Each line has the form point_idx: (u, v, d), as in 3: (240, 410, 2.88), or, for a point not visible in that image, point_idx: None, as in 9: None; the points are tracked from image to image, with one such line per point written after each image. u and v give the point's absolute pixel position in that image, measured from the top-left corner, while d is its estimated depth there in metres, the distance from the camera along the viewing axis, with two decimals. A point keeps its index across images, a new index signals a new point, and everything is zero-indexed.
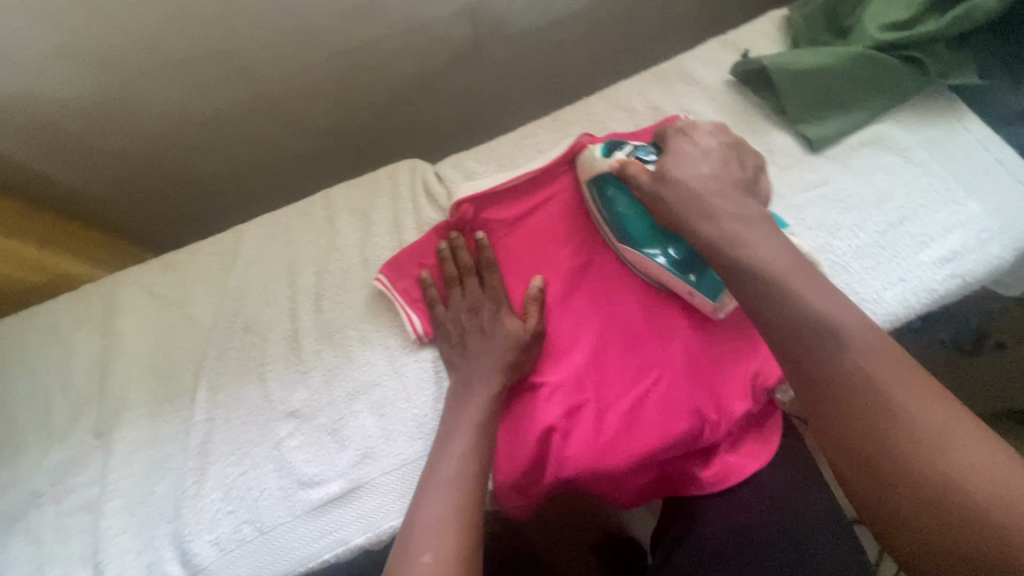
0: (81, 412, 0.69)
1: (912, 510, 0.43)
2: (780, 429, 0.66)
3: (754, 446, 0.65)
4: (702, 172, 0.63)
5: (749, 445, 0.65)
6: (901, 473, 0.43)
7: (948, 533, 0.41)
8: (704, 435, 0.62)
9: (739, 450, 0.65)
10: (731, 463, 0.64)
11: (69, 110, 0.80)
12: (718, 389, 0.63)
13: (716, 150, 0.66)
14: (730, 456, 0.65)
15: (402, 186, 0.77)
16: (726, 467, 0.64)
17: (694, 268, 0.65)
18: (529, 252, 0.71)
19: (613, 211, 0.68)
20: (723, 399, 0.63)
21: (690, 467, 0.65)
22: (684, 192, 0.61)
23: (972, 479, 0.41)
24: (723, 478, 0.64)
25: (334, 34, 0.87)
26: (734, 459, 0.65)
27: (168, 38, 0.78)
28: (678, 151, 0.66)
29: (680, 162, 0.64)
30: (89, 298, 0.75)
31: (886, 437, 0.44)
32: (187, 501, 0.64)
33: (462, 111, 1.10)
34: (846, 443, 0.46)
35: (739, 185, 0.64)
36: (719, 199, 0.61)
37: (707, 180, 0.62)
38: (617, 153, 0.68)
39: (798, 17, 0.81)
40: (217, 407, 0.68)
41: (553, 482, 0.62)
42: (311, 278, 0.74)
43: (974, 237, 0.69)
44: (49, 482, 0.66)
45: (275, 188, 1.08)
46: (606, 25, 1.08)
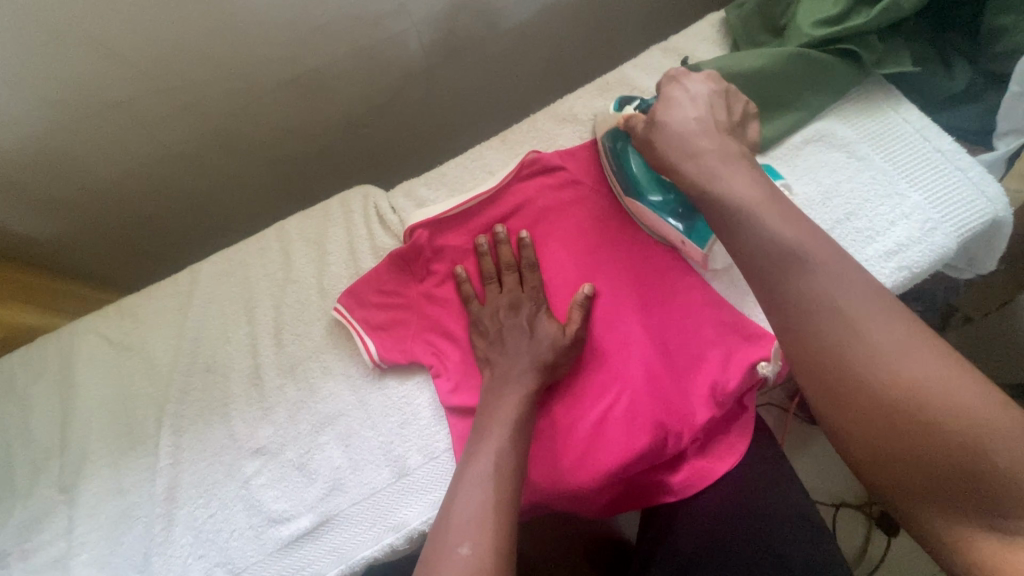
0: (43, 467, 0.68)
1: (903, 455, 0.41)
2: (747, 430, 0.67)
3: (722, 448, 0.67)
4: (689, 115, 0.63)
5: (716, 447, 0.67)
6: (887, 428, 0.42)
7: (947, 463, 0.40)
8: (669, 446, 0.63)
9: (707, 453, 0.66)
10: (699, 466, 0.66)
11: (13, 161, 0.79)
12: (681, 400, 0.64)
13: (705, 96, 0.65)
14: (699, 460, 0.66)
15: (355, 214, 0.77)
16: (694, 471, 0.66)
17: (685, 216, 0.67)
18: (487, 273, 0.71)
19: (622, 163, 0.71)
20: (688, 408, 0.63)
21: (660, 476, 0.66)
22: (670, 135, 0.63)
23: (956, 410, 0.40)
24: (693, 483, 0.65)
25: (279, 64, 0.86)
26: (703, 462, 0.66)
27: (107, 82, 0.77)
28: (669, 97, 0.66)
29: (669, 109, 0.64)
30: (44, 350, 0.74)
31: (866, 379, 0.43)
32: (158, 548, 0.63)
33: (420, 128, 1.10)
34: (836, 406, 0.45)
35: (724, 127, 0.63)
36: (705, 139, 0.61)
37: (692, 123, 0.62)
38: (627, 108, 0.72)
39: (734, 19, 0.82)
40: (182, 451, 0.68)
41: (527, 504, 0.64)
42: (269, 313, 0.74)
43: (919, 228, 0.70)
44: (14, 542, 0.65)
45: (235, 219, 1.07)
46: (555, 36, 1.09)
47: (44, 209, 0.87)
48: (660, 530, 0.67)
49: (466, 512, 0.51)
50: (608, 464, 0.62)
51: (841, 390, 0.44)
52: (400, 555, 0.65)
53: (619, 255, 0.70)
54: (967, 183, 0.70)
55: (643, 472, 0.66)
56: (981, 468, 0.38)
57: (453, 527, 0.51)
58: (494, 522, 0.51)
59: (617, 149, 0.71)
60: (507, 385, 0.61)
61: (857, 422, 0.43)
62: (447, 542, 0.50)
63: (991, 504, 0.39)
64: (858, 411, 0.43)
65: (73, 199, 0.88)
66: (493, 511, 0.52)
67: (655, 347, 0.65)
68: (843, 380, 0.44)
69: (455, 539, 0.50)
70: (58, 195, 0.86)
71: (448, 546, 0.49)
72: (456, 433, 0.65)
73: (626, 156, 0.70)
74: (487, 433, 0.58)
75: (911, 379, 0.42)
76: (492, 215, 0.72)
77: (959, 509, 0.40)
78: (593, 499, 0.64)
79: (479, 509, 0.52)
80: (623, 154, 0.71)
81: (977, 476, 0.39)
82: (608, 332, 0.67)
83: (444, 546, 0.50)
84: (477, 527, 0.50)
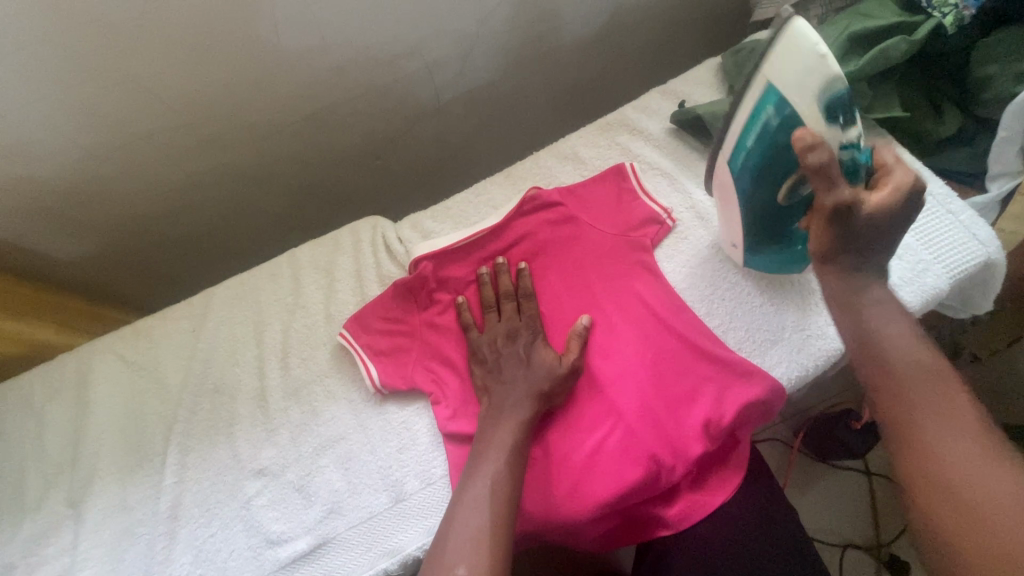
0: (54, 482, 0.70)
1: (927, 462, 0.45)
2: (743, 464, 0.68)
3: (716, 481, 0.67)
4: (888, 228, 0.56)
5: (711, 480, 0.67)
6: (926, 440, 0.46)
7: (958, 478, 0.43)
8: (661, 478, 0.63)
9: (703, 486, 0.67)
10: (694, 500, 0.66)
11: (46, 188, 0.84)
12: (674, 433, 0.64)
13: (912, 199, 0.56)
14: (694, 492, 0.66)
15: (364, 244, 0.81)
16: (689, 505, 0.66)
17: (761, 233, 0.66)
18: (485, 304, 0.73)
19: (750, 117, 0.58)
20: (681, 441, 0.64)
21: (655, 510, 0.66)
22: (846, 221, 0.53)
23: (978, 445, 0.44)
24: (687, 516, 0.65)
25: (297, 102, 0.91)
26: (698, 494, 0.66)
27: (137, 117, 0.82)
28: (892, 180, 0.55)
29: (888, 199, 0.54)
30: (62, 367, 0.77)
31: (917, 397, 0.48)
32: (158, 567, 0.65)
33: (430, 162, 1.15)
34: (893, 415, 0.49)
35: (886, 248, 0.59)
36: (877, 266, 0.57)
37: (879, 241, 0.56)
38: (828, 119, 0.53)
39: (731, 65, 0.85)
40: (188, 469, 0.70)
41: (522, 532, 0.64)
42: (277, 336, 0.77)
43: (909, 267, 0.71)
44: (21, 555, 0.66)
45: (249, 244, 1.11)
46: (562, 77, 1.13)
47: (72, 232, 0.92)
48: (655, 565, 0.67)
49: (462, 534, 0.53)
50: (596, 496, 0.62)
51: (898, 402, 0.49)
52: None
53: (611, 289, 0.72)
54: (958, 225, 0.72)
55: (637, 505, 0.66)
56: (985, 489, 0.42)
57: (451, 550, 0.52)
58: (488, 545, 0.53)
59: (770, 126, 0.55)
60: (505, 410, 0.63)
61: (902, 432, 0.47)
62: (444, 564, 0.52)
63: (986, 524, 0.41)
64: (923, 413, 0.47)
65: (99, 224, 0.93)
66: (490, 533, 0.53)
67: (646, 379, 0.66)
68: (917, 390, 0.48)
69: (452, 561, 0.52)
70: (85, 219, 0.91)
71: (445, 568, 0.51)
72: (452, 460, 0.66)
73: (773, 144, 0.56)
74: (484, 455, 0.59)
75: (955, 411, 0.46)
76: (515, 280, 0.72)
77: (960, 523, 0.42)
78: (583, 532, 0.65)
79: (475, 531, 0.53)
80: (773, 140, 0.56)
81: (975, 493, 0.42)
82: (600, 364, 0.68)
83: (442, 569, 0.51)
84: (474, 550, 0.52)
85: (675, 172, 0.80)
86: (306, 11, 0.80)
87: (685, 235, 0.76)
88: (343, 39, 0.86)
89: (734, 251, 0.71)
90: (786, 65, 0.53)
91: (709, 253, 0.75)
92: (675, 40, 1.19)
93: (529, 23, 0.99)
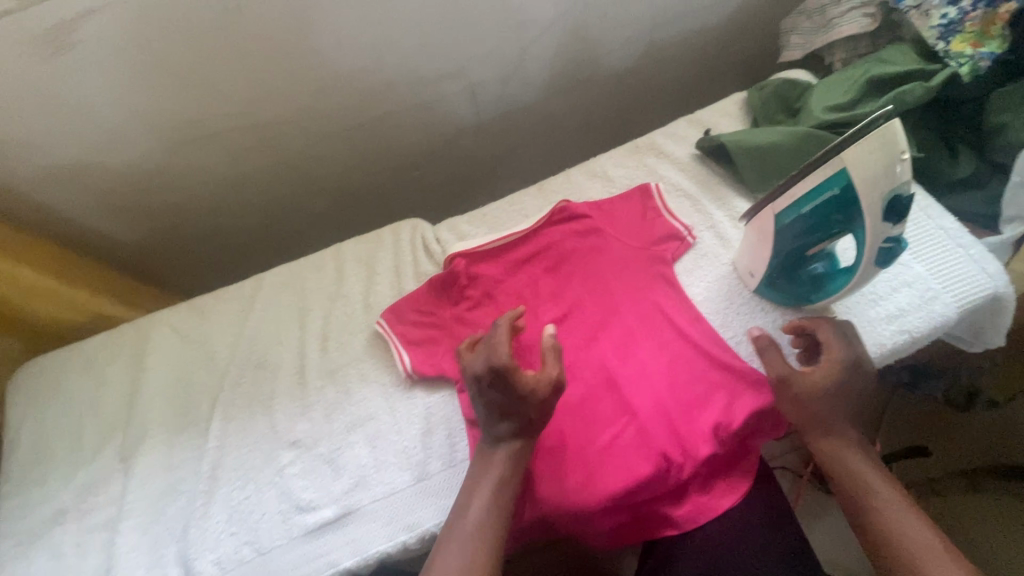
0: (108, 437, 0.77)
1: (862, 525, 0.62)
2: (751, 473, 0.71)
3: (723, 486, 0.70)
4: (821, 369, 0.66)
5: (719, 485, 0.70)
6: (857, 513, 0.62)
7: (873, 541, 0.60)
8: (672, 475, 0.67)
9: (711, 490, 0.70)
10: (701, 501, 0.69)
11: (121, 174, 0.93)
12: (686, 433, 0.68)
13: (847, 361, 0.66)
14: (701, 495, 0.70)
15: (403, 242, 0.87)
16: (697, 505, 0.69)
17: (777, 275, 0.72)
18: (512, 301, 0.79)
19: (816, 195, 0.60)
20: (692, 441, 0.68)
21: (663, 507, 0.69)
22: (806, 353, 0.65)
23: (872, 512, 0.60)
24: (694, 515, 0.69)
25: (351, 111, 1.00)
26: (705, 497, 0.69)
27: (209, 116, 0.91)
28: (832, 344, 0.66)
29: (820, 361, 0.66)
30: (123, 335, 0.84)
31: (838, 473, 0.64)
32: (195, 521, 0.70)
33: (465, 175, 1.22)
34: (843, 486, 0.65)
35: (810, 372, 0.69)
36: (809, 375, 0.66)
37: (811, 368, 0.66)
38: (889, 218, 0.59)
39: (756, 99, 0.91)
40: (229, 435, 0.75)
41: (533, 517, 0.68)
42: (319, 321, 0.83)
43: (919, 296, 0.74)
44: (75, 501, 0.73)
45: (294, 239, 1.20)
46: (596, 103, 1.21)
47: (140, 216, 1.01)
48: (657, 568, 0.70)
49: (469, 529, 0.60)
50: (602, 488, 0.66)
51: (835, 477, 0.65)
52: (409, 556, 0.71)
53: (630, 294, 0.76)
54: (969, 259, 0.75)
55: (643, 503, 0.69)
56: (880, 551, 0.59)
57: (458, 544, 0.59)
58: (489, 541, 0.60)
59: (829, 200, 0.59)
60: None
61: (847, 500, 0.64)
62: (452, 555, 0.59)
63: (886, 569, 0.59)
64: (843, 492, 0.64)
65: (164, 209, 1.02)
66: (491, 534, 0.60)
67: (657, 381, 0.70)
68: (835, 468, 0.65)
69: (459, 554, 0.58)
70: (152, 205, 1.00)
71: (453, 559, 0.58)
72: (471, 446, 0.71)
73: (826, 216, 0.61)
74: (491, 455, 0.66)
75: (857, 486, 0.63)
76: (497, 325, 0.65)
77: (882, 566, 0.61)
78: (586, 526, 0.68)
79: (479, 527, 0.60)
80: (827, 211, 0.60)
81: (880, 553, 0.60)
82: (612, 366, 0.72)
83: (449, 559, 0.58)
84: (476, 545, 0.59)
85: (698, 195, 0.85)
86: (364, 30, 0.89)
87: (705, 252, 0.81)
88: (394, 58, 0.95)
89: (749, 279, 0.76)
90: (866, 160, 0.56)
91: (726, 270, 0.79)
92: (704, 73, 1.26)
93: (566, 52, 1.07)
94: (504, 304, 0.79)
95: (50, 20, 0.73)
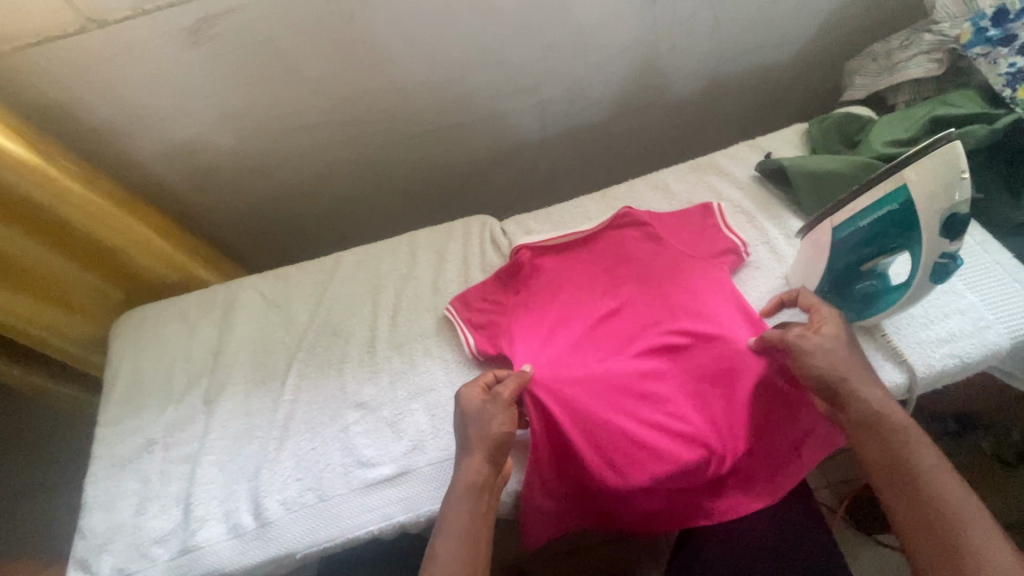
0: (195, 381, 0.85)
1: (901, 507, 0.57)
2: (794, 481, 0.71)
3: (761, 488, 0.72)
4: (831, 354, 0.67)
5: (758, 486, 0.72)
6: (901, 490, 0.58)
7: (922, 520, 0.56)
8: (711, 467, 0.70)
9: (748, 490, 0.72)
10: (737, 498, 0.71)
11: (227, 154, 1.05)
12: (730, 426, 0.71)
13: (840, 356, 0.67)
14: (739, 492, 0.72)
15: (473, 233, 0.94)
16: (732, 501, 0.71)
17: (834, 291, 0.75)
18: (570, 290, 0.83)
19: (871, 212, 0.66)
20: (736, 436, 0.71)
21: (700, 499, 0.71)
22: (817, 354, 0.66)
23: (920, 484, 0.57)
24: (730, 510, 0.71)
25: (433, 115, 1.10)
26: (743, 496, 0.72)
27: (310, 110, 1.02)
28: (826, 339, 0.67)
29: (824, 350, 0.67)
30: (214, 293, 0.93)
31: (876, 447, 0.61)
32: (267, 464, 0.76)
33: (525, 180, 1.31)
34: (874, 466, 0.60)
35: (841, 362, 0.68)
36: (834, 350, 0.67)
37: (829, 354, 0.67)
38: (947, 237, 0.61)
39: (816, 131, 0.96)
40: (302, 391, 0.82)
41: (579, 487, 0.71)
42: (390, 297, 0.90)
43: (972, 323, 0.76)
44: (163, 434, 0.80)
45: (363, 227, 1.30)
46: (657, 124, 1.28)
47: (236, 192, 1.12)
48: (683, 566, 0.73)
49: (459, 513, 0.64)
50: (638, 476, 0.69)
51: (869, 453, 0.61)
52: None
53: (689, 296, 0.79)
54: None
55: (680, 493, 0.71)
56: (938, 525, 0.55)
57: (450, 526, 0.64)
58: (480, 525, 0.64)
59: (886, 215, 0.65)
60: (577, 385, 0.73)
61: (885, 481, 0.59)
62: (446, 537, 0.63)
63: (934, 549, 0.54)
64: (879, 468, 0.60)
65: (257, 189, 1.13)
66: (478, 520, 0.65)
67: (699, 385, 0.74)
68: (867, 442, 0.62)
69: (453, 536, 0.63)
70: (248, 184, 1.11)
71: (447, 541, 0.63)
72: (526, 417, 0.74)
73: (882, 229, 0.66)
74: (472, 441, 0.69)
75: (900, 464, 0.59)
76: (467, 391, 0.73)
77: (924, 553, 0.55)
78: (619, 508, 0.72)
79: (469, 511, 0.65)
80: (884, 225, 0.65)
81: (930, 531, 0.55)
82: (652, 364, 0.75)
83: (444, 541, 0.63)
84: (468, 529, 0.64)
85: (754, 213, 0.90)
86: (457, 44, 0.99)
87: (759, 265, 0.85)
88: (479, 71, 1.04)
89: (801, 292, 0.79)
90: (926, 178, 0.61)
91: (778, 283, 0.83)
92: (761, 107, 1.32)
93: (634, 76, 1.15)
94: (563, 292, 0.83)
95: (196, 15, 0.83)
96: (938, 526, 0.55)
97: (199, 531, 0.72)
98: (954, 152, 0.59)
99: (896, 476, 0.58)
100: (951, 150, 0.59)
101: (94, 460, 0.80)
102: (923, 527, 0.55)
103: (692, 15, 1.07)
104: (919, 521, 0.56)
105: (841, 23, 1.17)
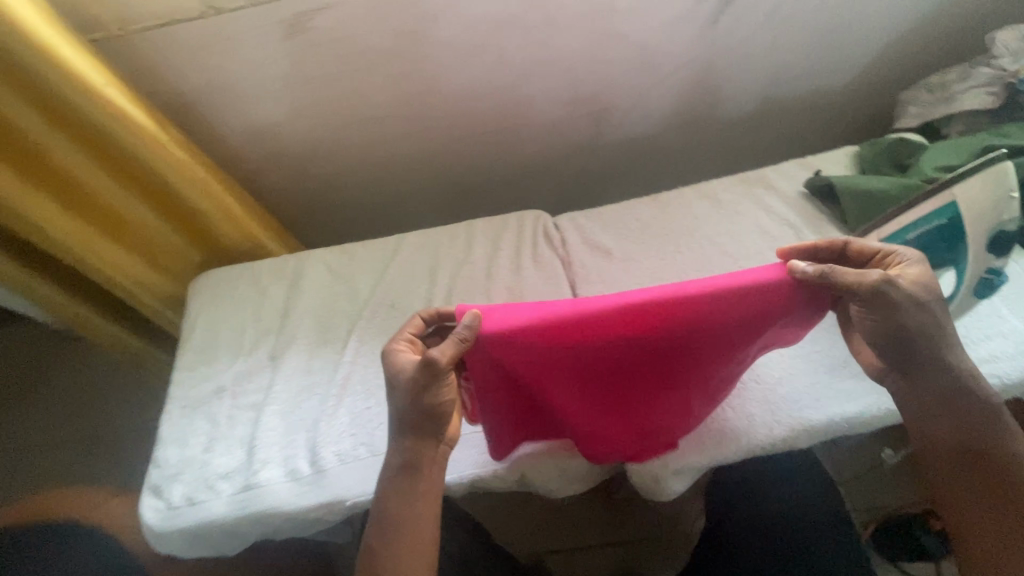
0: (263, 338, 0.92)
1: (960, 482, 0.62)
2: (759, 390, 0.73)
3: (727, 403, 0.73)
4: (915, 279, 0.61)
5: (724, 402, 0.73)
6: (963, 466, 0.61)
7: (978, 493, 0.61)
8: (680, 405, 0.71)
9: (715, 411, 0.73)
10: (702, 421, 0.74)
11: (305, 138, 1.13)
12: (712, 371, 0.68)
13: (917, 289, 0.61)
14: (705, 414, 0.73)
15: (526, 225, 1.00)
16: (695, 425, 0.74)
17: None
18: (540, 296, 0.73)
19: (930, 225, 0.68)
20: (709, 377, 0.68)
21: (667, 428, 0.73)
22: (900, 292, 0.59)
23: (982, 460, 0.61)
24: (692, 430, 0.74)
25: (495, 115, 1.17)
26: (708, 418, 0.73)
27: (385, 103, 1.10)
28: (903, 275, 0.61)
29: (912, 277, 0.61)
30: (285, 261, 1.01)
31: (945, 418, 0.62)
32: (324, 417, 0.83)
33: (573, 183, 1.38)
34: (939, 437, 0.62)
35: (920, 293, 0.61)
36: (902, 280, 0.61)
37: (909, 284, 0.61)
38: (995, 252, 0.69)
39: (867, 153, 0.99)
40: (360, 355, 0.89)
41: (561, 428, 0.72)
42: (446, 278, 0.96)
43: (1015, 346, 0.76)
44: (232, 382, 0.88)
45: (416, 216, 1.38)
46: (705, 138, 1.33)
47: (307, 173, 1.21)
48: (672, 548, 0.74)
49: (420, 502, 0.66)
50: (637, 422, 0.72)
51: (938, 426, 0.62)
52: (484, 488, 0.79)
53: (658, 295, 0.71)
54: None
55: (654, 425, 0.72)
56: (995, 500, 0.60)
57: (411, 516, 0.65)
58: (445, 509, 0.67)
59: (941, 229, 0.68)
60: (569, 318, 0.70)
61: (948, 455, 0.62)
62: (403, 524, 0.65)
63: (983, 518, 0.60)
64: (943, 443, 0.62)
65: (326, 172, 1.22)
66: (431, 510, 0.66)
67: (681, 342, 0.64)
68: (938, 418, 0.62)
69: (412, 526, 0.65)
70: (319, 167, 1.20)
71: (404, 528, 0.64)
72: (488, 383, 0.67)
73: (937, 242, 0.69)
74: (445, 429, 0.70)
75: (968, 443, 0.61)
76: (396, 350, 0.68)
77: (979, 521, 0.60)
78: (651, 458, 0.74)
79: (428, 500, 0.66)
80: (939, 238, 0.68)
81: (985, 505, 0.60)
82: (639, 330, 0.62)
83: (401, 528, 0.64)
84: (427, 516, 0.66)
85: (800, 226, 0.93)
86: (527, 53, 1.05)
87: None
88: (544, 79, 1.11)
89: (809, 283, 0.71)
90: (980, 194, 0.67)
91: None
92: (809, 130, 1.35)
93: (690, 92, 1.20)
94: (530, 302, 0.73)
95: (297, 10, 0.92)
96: (996, 500, 0.60)
97: (261, 472, 0.78)
98: (1007, 169, 0.67)
99: (960, 452, 0.62)
100: (1001, 171, 0.68)
101: (170, 400, 0.88)
102: (980, 499, 0.60)
103: (753, 38, 1.11)
104: (979, 495, 0.61)
105: (898, 54, 1.20)
